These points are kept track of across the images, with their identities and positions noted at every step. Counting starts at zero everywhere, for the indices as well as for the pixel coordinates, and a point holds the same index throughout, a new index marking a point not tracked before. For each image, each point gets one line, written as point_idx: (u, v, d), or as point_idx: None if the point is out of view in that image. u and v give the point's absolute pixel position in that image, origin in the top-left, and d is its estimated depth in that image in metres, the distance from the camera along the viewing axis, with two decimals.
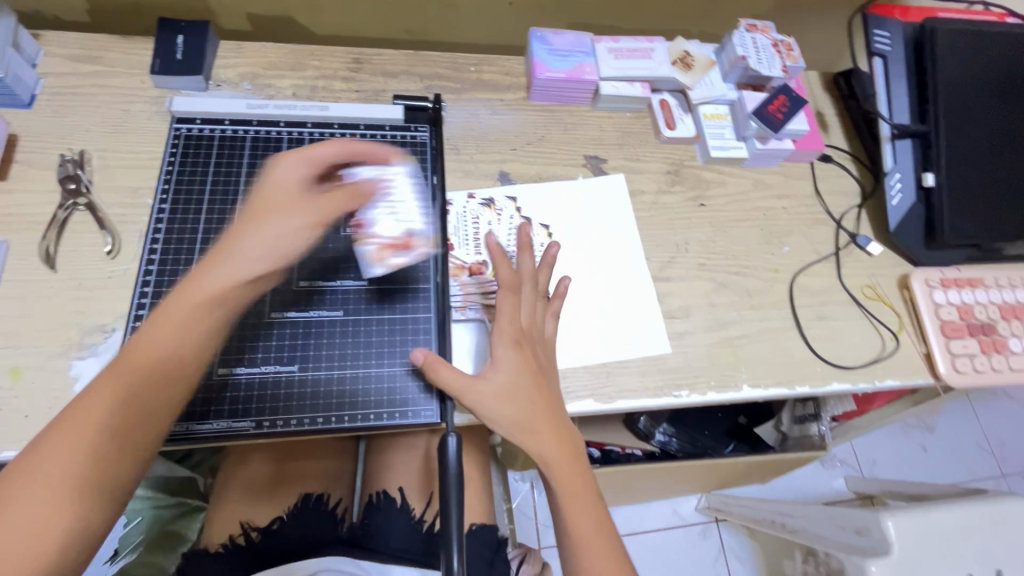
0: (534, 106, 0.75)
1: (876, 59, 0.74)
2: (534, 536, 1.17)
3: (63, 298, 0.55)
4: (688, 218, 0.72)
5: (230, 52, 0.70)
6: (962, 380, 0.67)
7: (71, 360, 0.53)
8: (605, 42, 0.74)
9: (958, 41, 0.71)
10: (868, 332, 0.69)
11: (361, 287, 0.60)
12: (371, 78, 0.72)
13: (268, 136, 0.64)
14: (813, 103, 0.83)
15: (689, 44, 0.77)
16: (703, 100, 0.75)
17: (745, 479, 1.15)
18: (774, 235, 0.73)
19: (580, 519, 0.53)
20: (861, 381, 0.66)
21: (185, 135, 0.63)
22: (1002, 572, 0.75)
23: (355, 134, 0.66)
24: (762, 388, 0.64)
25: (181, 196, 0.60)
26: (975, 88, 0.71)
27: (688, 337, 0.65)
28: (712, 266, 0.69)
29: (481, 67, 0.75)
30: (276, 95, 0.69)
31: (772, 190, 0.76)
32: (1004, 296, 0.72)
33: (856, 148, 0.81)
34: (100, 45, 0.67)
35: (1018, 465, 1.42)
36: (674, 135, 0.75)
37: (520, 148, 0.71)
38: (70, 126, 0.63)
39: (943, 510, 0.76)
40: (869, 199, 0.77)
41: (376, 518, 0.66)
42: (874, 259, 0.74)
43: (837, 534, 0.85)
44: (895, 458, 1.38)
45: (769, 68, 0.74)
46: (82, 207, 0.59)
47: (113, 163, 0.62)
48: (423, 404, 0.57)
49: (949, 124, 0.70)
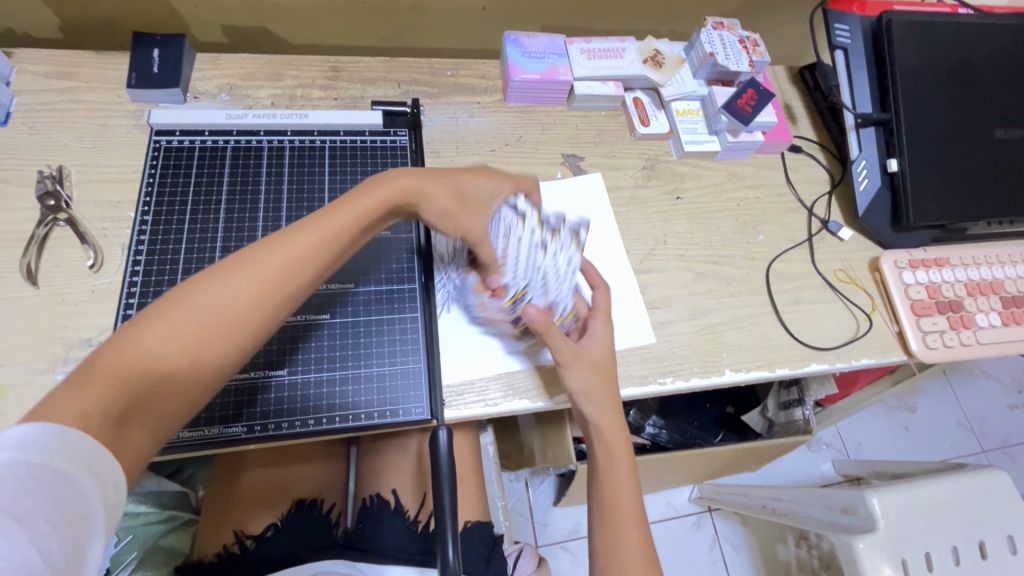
0: (511, 107, 0.76)
1: (838, 52, 0.77)
2: (531, 534, 1.19)
3: (48, 313, 0.55)
4: (665, 211, 0.74)
5: (207, 64, 0.70)
6: (934, 356, 0.70)
7: (57, 375, 0.52)
8: (577, 43, 0.76)
9: (913, 33, 0.74)
10: (843, 314, 0.71)
11: (346, 290, 0.61)
12: (350, 85, 0.73)
13: (248, 145, 0.65)
14: (781, 97, 0.85)
15: (659, 43, 0.79)
16: (675, 96, 0.78)
17: (734, 467, 1.17)
18: (749, 224, 0.75)
19: (625, 528, 0.56)
20: (838, 361, 0.68)
21: (165, 147, 0.63)
22: (982, 542, 0.78)
23: (335, 140, 0.67)
24: (744, 371, 0.65)
25: (163, 208, 0.60)
26: (931, 76, 0.74)
27: (670, 326, 0.67)
28: (690, 257, 0.71)
29: (457, 72, 0.77)
30: (256, 105, 0.69)
31: (745, 181, 0.78)
32: (969, 274, 0.75)
33: (823, 138, 0.84)
34: (75, 61, 0.67)
35: (997, 440, 1.46)
36: (648, 132, 0.77)
37: (500, 149, 0.73)
38: (47, 142, 0.63)
39: (924, 484, 0.79)
40: (839, 186, 0.80)
41: (371, 520, 0.67)
42: (845, 243, 0.76)
43: (825, 514, 0.87)
44: (880, 440, 1.42)
45: (737, 64, 0.76)
46: (62, 223, 0.59)
47: (92, 178, 0.62)
48: (413, 402, 0.58)
49: (909, 112, 0.73)
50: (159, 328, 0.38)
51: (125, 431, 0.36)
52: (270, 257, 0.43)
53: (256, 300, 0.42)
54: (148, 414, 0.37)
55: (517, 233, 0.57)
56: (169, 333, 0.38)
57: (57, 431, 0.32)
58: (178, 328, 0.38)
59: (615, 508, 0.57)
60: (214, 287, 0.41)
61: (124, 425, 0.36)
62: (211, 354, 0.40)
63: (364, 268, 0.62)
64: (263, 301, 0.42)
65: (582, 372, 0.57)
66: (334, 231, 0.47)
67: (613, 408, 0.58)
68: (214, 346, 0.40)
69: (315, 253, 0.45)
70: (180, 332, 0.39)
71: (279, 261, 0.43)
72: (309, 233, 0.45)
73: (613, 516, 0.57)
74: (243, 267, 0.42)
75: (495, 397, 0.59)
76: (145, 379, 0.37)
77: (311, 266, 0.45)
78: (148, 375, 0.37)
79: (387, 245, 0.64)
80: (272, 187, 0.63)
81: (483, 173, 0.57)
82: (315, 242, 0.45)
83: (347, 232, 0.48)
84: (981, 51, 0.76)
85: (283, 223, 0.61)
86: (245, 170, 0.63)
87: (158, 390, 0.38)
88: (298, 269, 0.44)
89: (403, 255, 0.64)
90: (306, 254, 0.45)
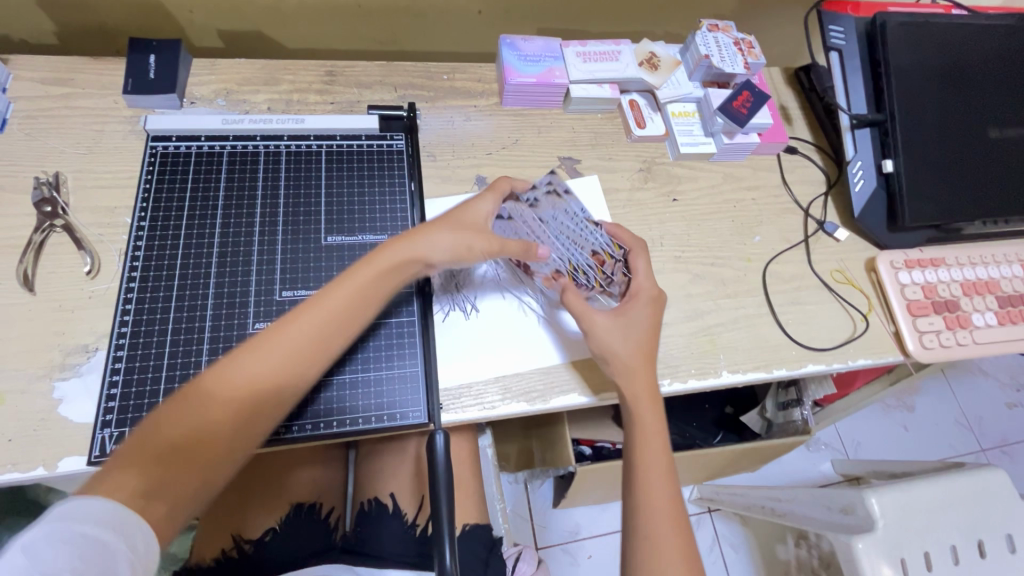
0: (508, 111, 0.76)
1: (832, 53, 0.78)
2: (531, 536, 1.19)
3: (45, 319, 0.55)
4: (662, 213, 0.74)
5: (203, 69, 0.70)
6: (931, 356, 0.70)
7: (54, 381, 0.52)
8: (573, 46, 0.76)
9: (907, 34, 0.75)
10: (839, 314, 0.71)
11: None
12: (346, 90, 0.73)
13: (244, 151, 0.65)
14: (777, 98, 0.86)
15: (654, 45, 0.79)
16: (671, 99, 0.78)
17: (733, 467, 1.17)
18: (746, 225, 0.76)
19: (657, 511, 0.54)
20: (835, 362, 0.68)
21: (161, 153, 0.63)
22: (981, 540, 0.78)
23: (332, 145, 0.67)
24: (741, 373, 0.66)
25: (160, 213, 0.60)
26: (925, 77, 0.74)
27: (667, 328, 0.67)
28: (687, 258, 0.72)
29: (453, 75, 0.77)
30: (252, 110, 0.69)
31: (742, 182, 0.79)
32: (965, 273, 0.75)
33: (819, 139, 0.84)
34: (71, 67, 0.67)
35: (995, 438, 1.46)
36: (644, 134, 0.77)
37: (496, 152, 0.73)
38: (43, 148, 0.63)
39: (922, 484, 0.79)
40: (835, 187, 0.80)
41: (369, 524, 0.67)
42: (841, 244, 0.76)
43: (824, 514, 0.87)
44: (879, 439, 1.42)
45: (732, 66, 0.77)
46: (59, 229, 0.59)
47: (89, 184, 0.62)
48: (410, 406, 0.58)
49: (905, 112, 0.73)
50: (194, 409, 0.44)
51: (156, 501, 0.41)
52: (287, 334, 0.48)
53: (276, 377, 0.47)
54: (184, 485, 0.43)
55: (523, 223, 0.64)
56: (193, 416, 0.44)
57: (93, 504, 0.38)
58: (206, 408, 0.45)
59: (652, 504, 0.55)
60: (240, 368, 0.46)
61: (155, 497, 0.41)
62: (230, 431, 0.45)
63: None
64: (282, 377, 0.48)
65: (618, 367, 0.58)
66: (347, 304, 0.51)
67: (654, 410, 0.58)
68: (242, 422, 0.46)
69: (328, 328, 0.50)
70: (211, 414, 0.45)
71: (295, 339, 0.48)
72: (323, 309, 0.50)
73: (647, 515, 0.54)
74: (264, 347, 0.48)
75: (493, 400, 0.59)
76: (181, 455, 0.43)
77: (326, 339, 0.50)
78: (179, 452, 0.43)
79: None
80: (269, 192, 0.63)
81: (497, 190, 0.61)
82: (328, 318, 0.50)
83: (361, 302, 0.52)
84: (975, 51, 0.76)
85: (280, 228, 0.62)
86: (242, 176, 0.63)
87: (191, 463, 0.43)
88: (311, 345, 0.49)
89: None
90: (319, 329, 0.49)
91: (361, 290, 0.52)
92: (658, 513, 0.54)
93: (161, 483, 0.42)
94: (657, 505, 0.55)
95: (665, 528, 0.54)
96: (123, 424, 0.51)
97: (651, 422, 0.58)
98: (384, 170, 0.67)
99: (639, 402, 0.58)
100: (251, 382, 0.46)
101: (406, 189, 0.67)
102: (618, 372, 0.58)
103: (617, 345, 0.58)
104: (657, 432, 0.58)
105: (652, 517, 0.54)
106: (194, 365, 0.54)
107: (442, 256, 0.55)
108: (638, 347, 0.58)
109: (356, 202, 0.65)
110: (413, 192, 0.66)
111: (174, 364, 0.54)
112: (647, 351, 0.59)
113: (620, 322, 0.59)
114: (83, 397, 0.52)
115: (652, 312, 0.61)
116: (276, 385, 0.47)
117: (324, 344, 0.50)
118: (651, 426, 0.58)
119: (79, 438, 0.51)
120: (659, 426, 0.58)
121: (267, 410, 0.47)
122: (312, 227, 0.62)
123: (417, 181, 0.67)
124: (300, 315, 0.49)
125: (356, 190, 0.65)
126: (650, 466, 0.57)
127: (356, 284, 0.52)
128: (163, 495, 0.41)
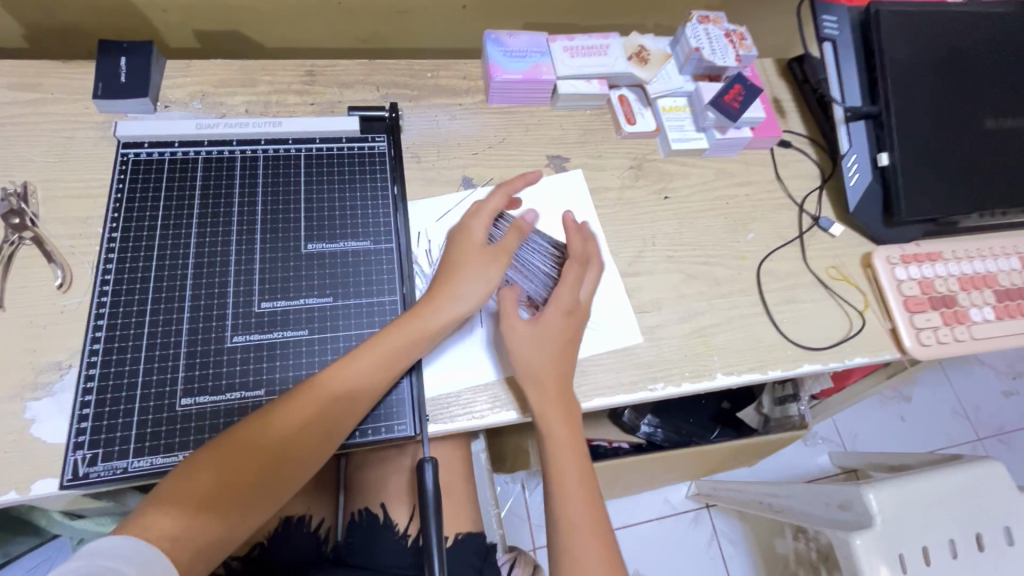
0: (494, 109, 0.74)
1: (826, 44, 0.75)
2: (528, 537, 1.18)
3: (15, 335, 0.53)
4: (653, 212, 0.72)
5: (177, 71, 0.68)
6: (928, 352, 0.69)
7: (25, 401, 0.51)
8: (560, 41, 0.74)
9: (902, 23, 0.73)
10: (836, 312, 0.70)
11: (325, 304, 0.58)
12: (327, 90, 0.71)
13: (220, 156, 0.63)
14: (770, 91, 0.84)
15: (643, 38, 0.77)
16: (660, 94, 0.76)
17: (731, 463, 1.16)
18: (739, 222, 0.74)
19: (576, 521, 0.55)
20: (831, 361, 0.67)
21: (133, 161, 0.61)
22: (979, 535, 0.77)
23: (311, 148, 0.65)
24: (736, 374, 0.64)
25: (132, 224, 0.58)
26: (920, 68, 0.73)
27: (660, 330, 0.65)
28: (680, 258, 0.70)
29: (437, 73, 0.75)
30: (229, 113, 0.67)
31: (734, 178, 0.77)
32: (962, 268, 0.74)
33: (813, 131, 0.82)
34: (38, 71, 0.65)
35: (993, 427, 1.46)
36: (634, 130, 0.75)
37: (482, 153, 0.71)
38: (11, 158, 0.60)
39: (921, 479, 0.78)
40: (829, 181, 0.79)
41: (360, 536, 0.65)
42: (836, 240, 0.75)
43: (823, 510, 0.86)
44: (876, 431, 1.41)
45: (723, 59, 0.75)
46: (29, 242, 0.57)
47: (60, 193, 0.60)
48: (397, 419, 0.56)
49: (900, 105, 0.72)
50: (227, 459, 0.47)
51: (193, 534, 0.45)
52: (319, 393, 0.50)
53: (305, 433, 0.50)
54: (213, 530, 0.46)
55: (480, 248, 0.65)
56: (228, 459, 0.47)
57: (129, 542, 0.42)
58: (234, 460, 0.47)
59: (569, 517, 0.55)
60: (272, 422, 0.49)
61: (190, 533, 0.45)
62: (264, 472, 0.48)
63: (344, 280, 0.59)
64: (311, 436, 0.50)
65: (530, 376, 0.57)
66: (380, 363, 0.53)
67: (565, 423, 0.57)
68: (274, 471, 0.49)
69: (359, 388, 0.52)
70: (244, 464, 0.47)
71: (327, 397, 0.51)
72: (356, 364, 0.52)
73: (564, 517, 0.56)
74: (296, 402, 0.50)
75: (482, 409, 0.58)
76: (210, 501, 0.46)
77: (355, 400, 0.52)
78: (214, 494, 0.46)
79: (368, 254, 0.61)
80: (246, 199, 0.61)
81: (506, 188, 0.63)
82: (359, 378, 0.52)
83: (394, 363, 0.53)
84: (972, 40, 0.74)
85: (258, 238, 0.60)
86: (218, 183, 0.61)
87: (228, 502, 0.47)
88: (342, 404, 0.51)
89: (384, 265, 0.61)
90: (349, 389, 0.52)
91: (393, 350, 0.53)
92: (577, 525, 0.55)
93: (192, 527, 0.45)
94: (575, 517, 0.55)
95: (584, 541, 0.54)
96: (97, 445, 0.49)
97: (564, 437, 0.57)
98: (366, 174, 0.65)
99: (550, 417, 0.56)
100: (281, 439, 0.49)
101: (389, 193, 0.65)
102: (530, 384, 0.57)
103: (536, 339, 0.58)
104: (570, 445, 0.58)
105: (571, 532, 0.55)
106: (170, 383, 0.52)
107: (471, 306, 0.56)
108: (552, 355, 0.58)
109: (336, 207, 0.63)
110: (396, 196, 0.65)
111: (149, 381, 0.52)
112: (562, 363, 0.58)
113: (535, 324, 0.59)
114: (56, 417, 0.50)
115: (568, 322, 0.60)
116: (304, 443, 0.50)
117: (353, 403, 0.52)
118: (563, 440, 0.57)
119: (51, 459, 0.49)
120: (574, 441, 0.58)
121: (293, 462, 0.50)
122: (292, 234, 0.60)
123: (400, 185, 0.65)
124: (334, 372, 0.51)
125: (338, 194, 0.63)
126: (564, 480, 0.57)
127: (389, 343, 0.53)
128: (195, 540, 0.45)
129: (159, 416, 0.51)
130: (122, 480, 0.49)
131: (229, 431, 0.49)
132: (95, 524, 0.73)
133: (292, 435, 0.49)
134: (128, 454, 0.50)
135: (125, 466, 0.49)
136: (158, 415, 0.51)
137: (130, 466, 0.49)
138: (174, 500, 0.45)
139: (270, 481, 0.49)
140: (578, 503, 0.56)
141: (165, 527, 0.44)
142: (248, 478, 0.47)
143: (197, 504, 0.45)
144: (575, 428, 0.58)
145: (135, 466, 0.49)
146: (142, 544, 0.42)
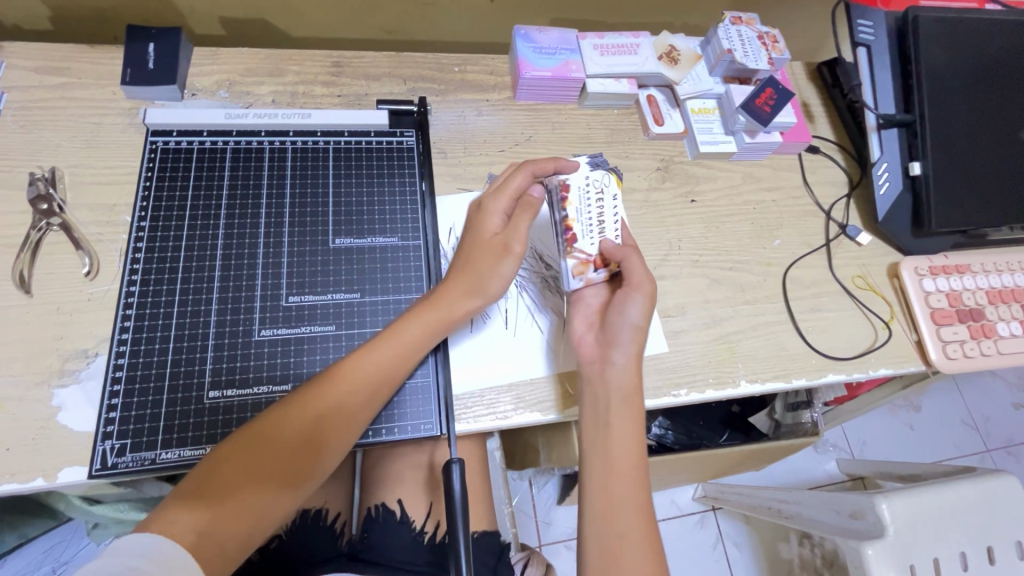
0: (521, 105, 0.73)
1: (860, 49, 0.74)
2: (535, 534, 1.18)
3: (43, 322, 0.53)
4: (679, 215, 0.72)
5: (204, 59, 0.67)
6: (953, 366, 0.68)
7: (53, 388, 0.51)
8: (590, 38, 0.73)
9: (940, 29, 0.71)
10: (861, 322, 0.69)
11: (353, 299, 0.57)
12: (353, 82, 0.70)
13: (248, 146, 0.62)
14: (799, 95, 0.83)
15: (674, 38, 0.75)
16: (690, 95, 0.74)
17: (739, 467, 1.15)
18: (765, 228, 0.73)
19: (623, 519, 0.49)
20: (855, 372, 0.66)
21: (162, 149, 0.61)
22: (993, 549, 0.77)
23: (340, 141, 0.65)
24: (760, 383, 0.64)
25: (161, 212, 0.58)
26: (958, 76, 0.71)
27: (684, 336, 0.65)
28: (706, 263, 0.69)
29: (465, 67, 0.74)
30: (256, 102, 0.67)
31: (762, 182, 0.76)
32: (990, 281, 0.73)
33: (842, 138, 0.81)
34: (66, 55, 0.64)
35: (1002, 439, 1.45)
36: (662, 131, 0.74)
37: (509, 150, 0.70)
38: (38, 143, 0.60)
39: (937, 490, 0.77)
40: (857, 189, 0.78)
41: (375, 530, 0.65)
42: (863, 249, 0.74)
43: (833, 518, 0.84)
44: (886, 440, 1.41)
45: (755, 62, 0.73)
46: (56, 228, 0.56)
47: (87, 179, 0.59)
48: (421, 418, 0.56)
49: (936, 113, 0.70)
50: (243, 456, 0.46)
51: (210, 532, 0.43)
52: (329, 392, 0.49)
53: (318, 432, 0.48)
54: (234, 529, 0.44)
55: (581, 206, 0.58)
56: (246, 456, 0.46)
57: (149, 539, 0.41)
58: (250, 457, 0.46)
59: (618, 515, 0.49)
60: (285, 417, 0.48)
61: (207, 532, 0.43)
62: (280, 471, 0.47)
63: (372, 278, 0.59)
64: (325, 435, 0.49)
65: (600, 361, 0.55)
66: (391, 360, 0.52)
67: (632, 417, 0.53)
68: (288, 473, 0.47)
69: (373, 386, 0.51)
70: (259, 460, 0.46)
71: (344, 394, 0.50)
72: (367, 357, 0.51)
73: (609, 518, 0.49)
74: (308, 399, 0.49)
75: (506, 409, 0.58)
76: (229, 499, 0.44)
77: (367, 401, 0.51)
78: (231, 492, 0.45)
79: (395, 251, 0.61)
80: (274, 192, 0.61)
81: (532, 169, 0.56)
82: (369, 379, 0.51)
83: (402, 363, 0.53)
84: (1011, 48, 0.73)
85: (285, 231, 0.59)
86: (246, 173, 0.61)
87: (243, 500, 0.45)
88: (350, 406, 0.50)
89: (412, 261, 0.60)
90: (360, 388, 0.50)
91: (402, 348, 0.53)
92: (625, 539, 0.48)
93: (212, 525, 0.43)
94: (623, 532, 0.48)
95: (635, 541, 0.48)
96: (126, 436, 0.49)
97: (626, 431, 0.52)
98: (394, 169, 0.65)
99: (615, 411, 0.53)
100: (297, 433, 0.48)
101: (417, 189, 0.64)
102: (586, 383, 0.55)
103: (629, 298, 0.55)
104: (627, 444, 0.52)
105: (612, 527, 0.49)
106: (197, 375, 0.52)
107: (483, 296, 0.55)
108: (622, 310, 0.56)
109: (364, 203, 0.62)
110: (424, 192, 0.64)
111: (178, 372, 0.52)
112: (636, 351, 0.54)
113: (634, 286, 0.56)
114: (83, 405, 0.50)
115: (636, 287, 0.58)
116: (317, 443, 0.48)
117: (364, 400, 0.50)
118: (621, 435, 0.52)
119: (80, 448, 0.49)
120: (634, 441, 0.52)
121: (308, 463, 0.48)
122: (317, 229, 0.60)
123: (429, 181, 0.64)
124: (344, 367, 0.51)
125: (364, 189, 0.63)
126: (611, 492, 0.50)
127: (400, 342, 0.52)
128: (215, 538, 0.43)
129: (186, 408, 0.51)
130: (149, 471, 0.49)
131: (248, 425, 0.48)
132: (115, 510, 0.73)
133: (305, 436, 0.48)
134: (156, 445, 0.50)
135: (154, 457, 0.49)
136: (185, 408, 0.51)
137: (158, 457, 0.49)
138: (194, 499, 0.44)
139: (287, 485, 0.47)
140: (629, 517, 0.49)
141: (189, 523, 0.43)
142: (268, 475, 0.46)
143: (215, 500, 0.44)
144: (628, 426, 0.53)
145: (163, 458, 0.49)
146: (165, 543, 0.41)
